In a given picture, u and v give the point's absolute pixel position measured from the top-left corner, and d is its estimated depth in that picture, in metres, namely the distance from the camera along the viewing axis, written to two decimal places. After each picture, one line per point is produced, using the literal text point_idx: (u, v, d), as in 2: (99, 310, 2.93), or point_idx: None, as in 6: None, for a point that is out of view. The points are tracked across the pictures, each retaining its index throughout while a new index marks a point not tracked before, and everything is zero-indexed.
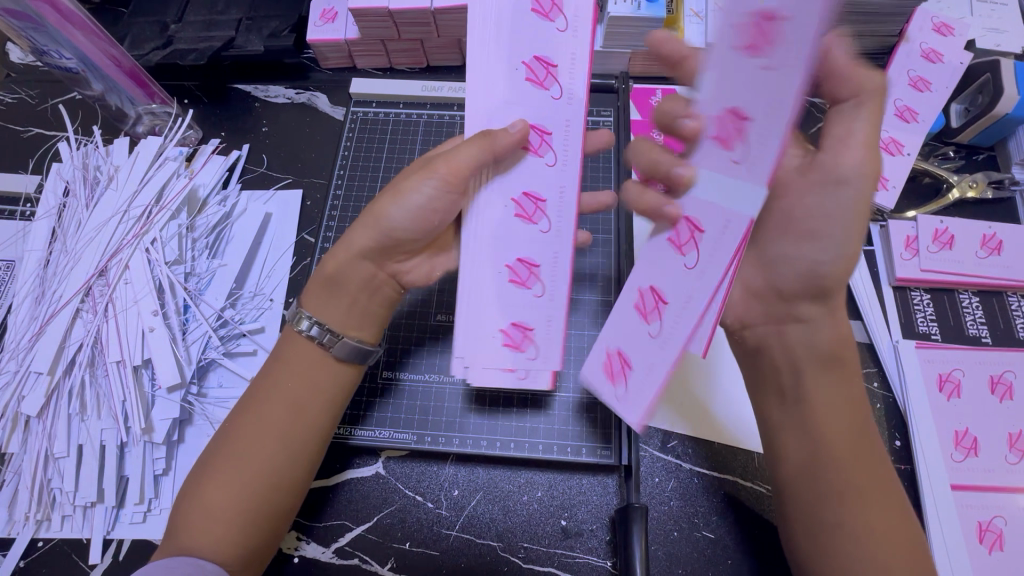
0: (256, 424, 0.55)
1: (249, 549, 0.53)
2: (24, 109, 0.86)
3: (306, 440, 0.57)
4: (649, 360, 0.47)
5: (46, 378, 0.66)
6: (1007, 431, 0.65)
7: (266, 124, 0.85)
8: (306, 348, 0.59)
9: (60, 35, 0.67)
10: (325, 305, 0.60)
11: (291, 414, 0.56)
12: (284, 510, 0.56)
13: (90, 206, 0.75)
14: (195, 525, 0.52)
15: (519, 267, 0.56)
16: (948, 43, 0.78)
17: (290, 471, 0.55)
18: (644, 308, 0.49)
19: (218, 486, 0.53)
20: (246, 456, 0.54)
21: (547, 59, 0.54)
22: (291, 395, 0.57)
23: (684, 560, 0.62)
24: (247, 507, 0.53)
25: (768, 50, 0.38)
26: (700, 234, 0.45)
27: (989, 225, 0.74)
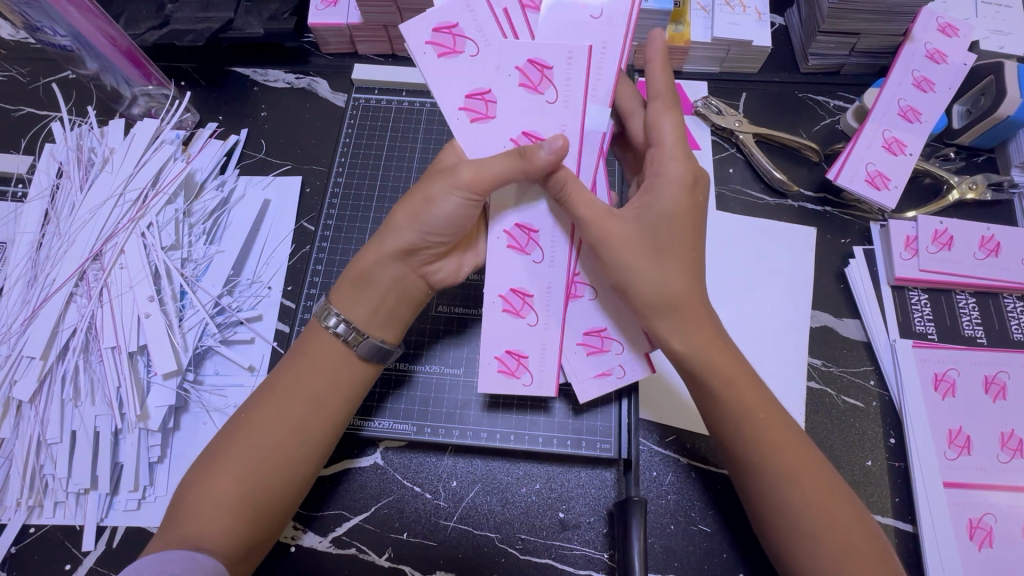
0: (270, 415, 0.55)
1: (247, 541, 0.52)
2: (15, 88, 0.84)
3: (321, 435, 0.56)
4: (540, 344, 0.60)
5: (39, 362, 0.65)
6: (1000, 431, 0.66)
7: (266, 109, 0.84)
8: (327, 342, 0.58)
9: (54, 11, 0.65)
10: (353, 303, 0.59)
11: (308, 407, 0.56)
12: (292, 502, 0.56)
13: (84, 188, 0.73)
14: (200, 515, 0.51)
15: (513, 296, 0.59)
16: (953, 44, 0.78)
17: (301, 466, 0.55)
18: (513, 308, 0.59)
19: (225, 477, 0.52)
20: (258, 448, 0.53)
21: (478, 90, 0.55)
22: (309, 387, 0.56)
23: (680, 553, 0.62)
24: (256, 499, 0.52)
25: (547, 90, 0.55)
26: (535, 231, 0.59)
27: (988, 226, 0.74)
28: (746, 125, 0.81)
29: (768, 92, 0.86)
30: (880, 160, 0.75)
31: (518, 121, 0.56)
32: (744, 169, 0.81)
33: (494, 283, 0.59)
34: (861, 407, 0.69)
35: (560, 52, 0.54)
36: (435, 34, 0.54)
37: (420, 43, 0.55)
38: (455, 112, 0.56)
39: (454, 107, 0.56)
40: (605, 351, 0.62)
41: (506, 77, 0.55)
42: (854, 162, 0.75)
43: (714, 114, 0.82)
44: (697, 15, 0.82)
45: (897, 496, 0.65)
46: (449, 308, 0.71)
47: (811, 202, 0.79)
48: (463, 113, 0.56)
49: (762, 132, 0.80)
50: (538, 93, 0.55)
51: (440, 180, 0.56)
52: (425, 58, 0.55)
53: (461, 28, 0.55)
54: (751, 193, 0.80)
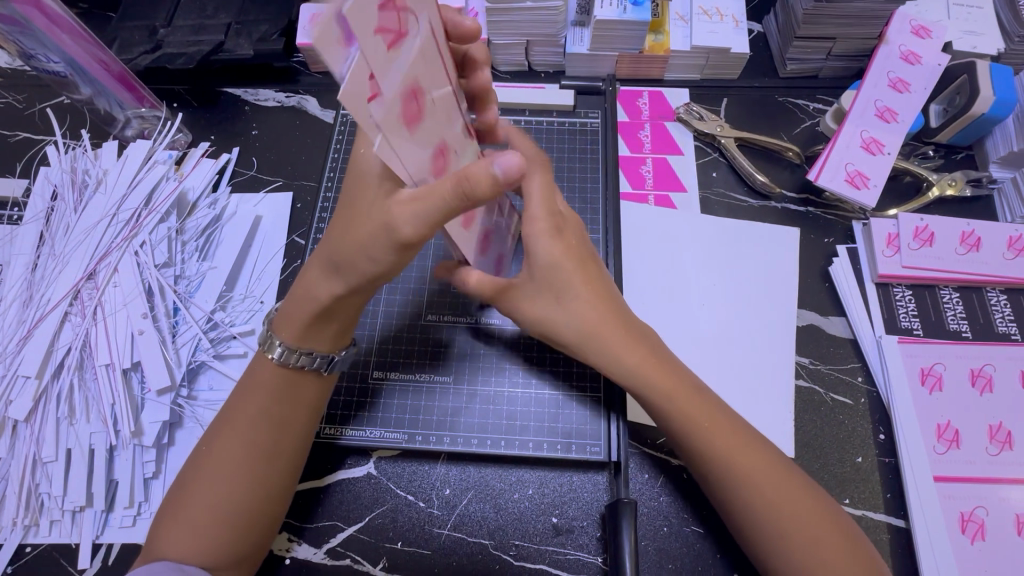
0: (237, 444, 0.54)
1: (237, 555, 0.53)
2: (11, 114, 0.86)
3: (292, 451, 0.57)
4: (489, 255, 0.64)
5: (34, 382, 0.66)
6: (988, 423, 0.66)
7: (257, 127, 0.86)
8: (274, 372, 0.57)
9: (48, 38, 0.67)
10: (311, 335, 0.57)
11: (275, 431, 0.56)
12: (278, 515, 0.57)
13: (78, 209, 0.74)
14: (184, 538, 0.52)
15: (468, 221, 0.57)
16: (926, 45, 0.80)
17: (278, 480, 0.56)
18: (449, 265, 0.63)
19: (201, 503, 0.53)
20: (229, 475, 0.54)
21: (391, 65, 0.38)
22: (270, 411, 0.56)
23: (673, 556, 0.62)
24: (241, 519, 0.53)
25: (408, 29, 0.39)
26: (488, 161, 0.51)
27: (968, 222, 0.75)
28: (728, 130, 0.83)
29: (748, 97, 0.88)
30: (859, 160, 0.77)
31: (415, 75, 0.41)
32: (727, 173, 0.83)
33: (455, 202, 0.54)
34: (850, 403, 0.70)
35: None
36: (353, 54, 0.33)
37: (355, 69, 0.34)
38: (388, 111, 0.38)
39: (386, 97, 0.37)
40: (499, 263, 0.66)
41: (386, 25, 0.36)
42: (833, 163, 0.76)
43: (695, 120, 0.84)
44: (676, 25, 0.85)
45: (889, 492, 0.65)
46: (438, 316, 0.72)
47: (794, 203, 0.81)
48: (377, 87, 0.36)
49: (743, 136, 0.82)
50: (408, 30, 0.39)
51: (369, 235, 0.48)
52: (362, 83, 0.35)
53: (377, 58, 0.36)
54: (735, 196, 0.81)
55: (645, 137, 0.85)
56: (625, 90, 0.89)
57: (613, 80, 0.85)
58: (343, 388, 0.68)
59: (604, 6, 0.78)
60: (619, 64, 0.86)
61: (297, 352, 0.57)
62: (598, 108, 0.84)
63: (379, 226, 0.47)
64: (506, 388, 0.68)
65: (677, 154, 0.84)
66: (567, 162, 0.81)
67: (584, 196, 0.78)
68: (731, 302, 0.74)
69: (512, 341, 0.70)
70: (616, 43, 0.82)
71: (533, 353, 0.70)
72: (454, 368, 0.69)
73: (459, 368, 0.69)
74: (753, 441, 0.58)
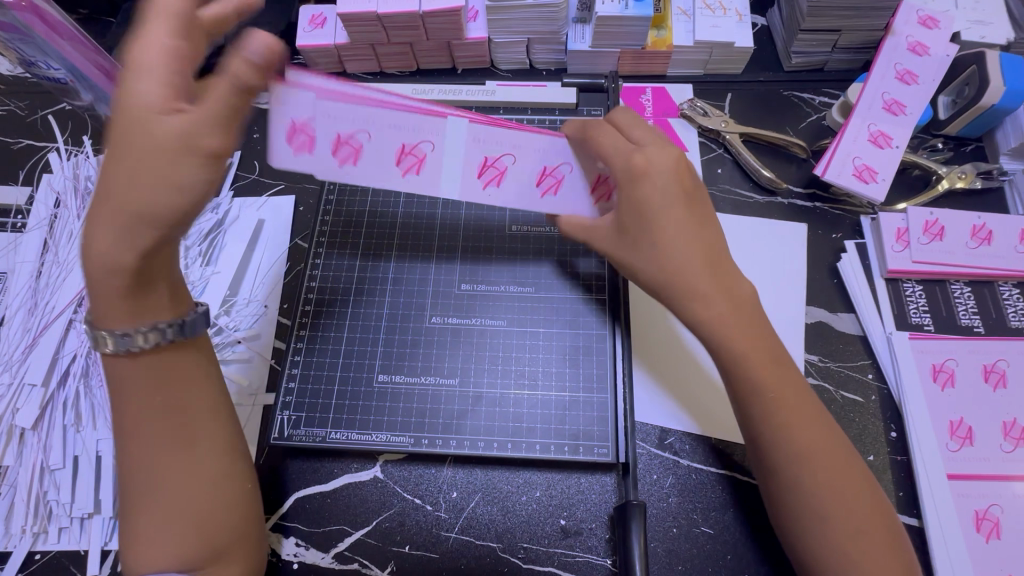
0: (140, 444, 0.50)
1: (216, 546, 0.51)
2: (14, 122, 0.86)
3: (205, 427, 0.53)
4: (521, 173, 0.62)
5: (41, 389, 0.66)
6: (1002, 420, 0.65)
7: (258, 131, 0.86)
8: (126, 358, 0.51)
9: (49, 45, 0.67)
10: (140, 310, 0.50)
11: (168, 415, 0.51)
12: (235, 496, 0.54)
13: (82, 216, 0.74)
14: (144, 551, 0.49)
15: (544, 177, 0.62)
16: (934, 36, 0.79)
17: (218, 462, 0.53)
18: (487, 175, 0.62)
19: (148, 514, 0.50)
20: (151, 476, 0.50)
21: (411, 146, 0.60)
22: (167, 398, 0.52)
23: (684, 557, 0.62)
24: (190, 512, 0.50)
25: (420, 144, 0.60)
26: (410, 145, 0.60)
27: (979, 215, 0.74)
28: (733, 125, 0.82)
29: (753, 91, 0.87)
30: (867, 153, 0.75)
31: (404, 135, 0.59)
32: (732, 169, 0.82)
33: (389, 147, 0.59)
34: (860, 401, 0.69)
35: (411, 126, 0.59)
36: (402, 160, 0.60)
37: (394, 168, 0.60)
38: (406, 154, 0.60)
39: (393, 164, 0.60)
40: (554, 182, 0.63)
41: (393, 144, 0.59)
42: (841, 157, 0.75)
43: (700, 115, 0.83)
44: (678, 20, 0.84)
45: (901, 490, 0.64)
46: (442, 318, 0.71)
47: (800, 198, 0.80)
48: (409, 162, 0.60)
49: (749, 132, 0.81)
50: (416, 145, 0.60)
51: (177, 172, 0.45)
52: (402, 181, 0.60)
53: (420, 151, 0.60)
54: (741, 192, 0.81)
55: None
56: (628, 87, 0.88)
57: (615, 77, 0.84)
58: (349, 391, 0.68)
59: (605, 2, 0.77)
60: (621, 61, 0.86)
61: (138, 331, 0.49)
62: (601, 105, 0.83)
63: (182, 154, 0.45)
64: (511, 388, 0.68)
65: (682, 151, 0.83)
66: None
67: None
68: None
69: (516, 342, 0.70)
70: (617, 39, 0.81)
71: (538, 353, 0.69)
72: (459, 369, 0.69)
73: (464, 369, 0.69)
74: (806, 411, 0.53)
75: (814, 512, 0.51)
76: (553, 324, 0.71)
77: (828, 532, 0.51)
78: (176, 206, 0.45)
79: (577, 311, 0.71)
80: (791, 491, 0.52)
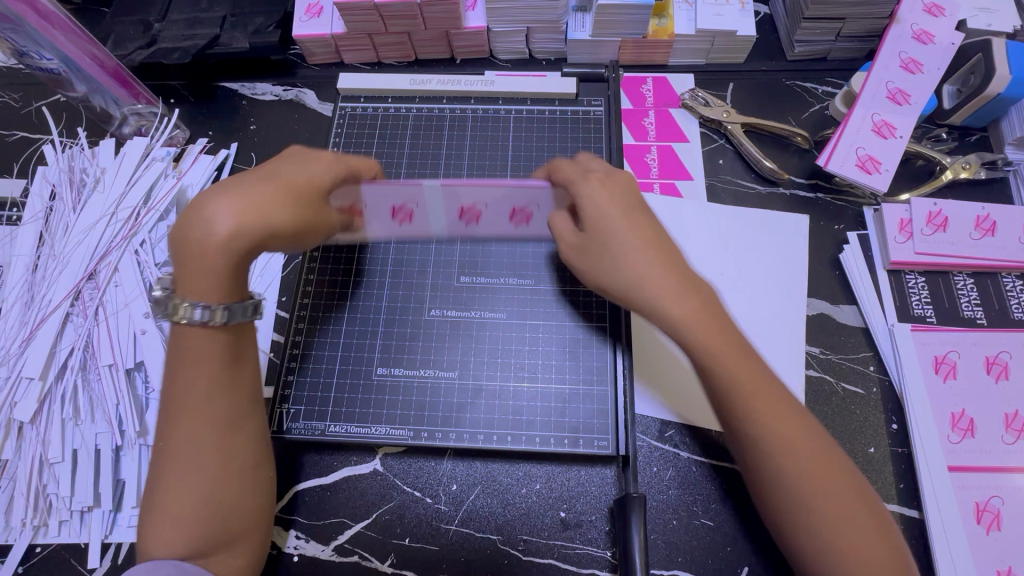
0: (197, 422, 0.52)
1: (228, 536, 0.53)
2: (8, 113, 0.85)
3: (253, 418, 0.56)
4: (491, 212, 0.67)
5: (38, 383, 0.66)
6: (1004, 412, 0.65)
7: (254, 122, 0.85)
8: (206, 336, 0.53)
9: (40, 35, 0.66)
10: (197, 283, 0.52)
11: (229, 400, 0.54)
12: (258, 488, 0.56)
13: (77, 209, 0.74)
14: (166, 530, 0.50)
15: (516, 214, 0.67)
16: (939, 24, 0.77)
17: (253, 446, 0.56)
18: (466, 212, 0.66)
19: (176, 494, 0.51)
20: (193, 454, 0.52)
21: (404, 209, 0.65)
22: (218, 383, 0.53)
23: (684, 549, 0.62)
24: (220, 493, 0.52)
25: (410, 207, 0.65)
26: (405, 208, 0.65)
27: (983, 205, 0.73)
28: (735, 115, 0.81)
29: (755, 81, 0.86)
30: (870, 144, 0.75)
31: (399, 195, 0.63)
32: (734, 160, 0.81)
33: (383, 202, 0.64)
34: (862, 393, 0.68)
35: (410, 193, 0.63)
36: (394, 210, 0.65)
37: (389, 229, 0.68)
38: (398, 214, 0.66)
39: (388, 219, 0.66)
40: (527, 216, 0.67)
41: (394, 209, 0.65)
42: (843, 148, 0.75)
43: (701, 105, 0.82)
44: (680, 8, 0.83)
45: (902, 482, 0.64)
46: (441, 311, 0.71)
47: (803, 188, 0.79)
48: (396, 216, 0.66)
49: (750, 121, 0.80)
50: (415, 210, 0.66)
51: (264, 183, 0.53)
52: (396, 232, 0.68)
53: (415, 215, 0.66)
54: (742, 183, 0.80)
55: (650, 125, 0.84)
56: (629, 77, 0.87)
57: (616, 67, 0.83)
58: (348, 385, 0.68)
59: None
60: (622, 50, 0.84)
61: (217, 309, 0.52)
62: (601, 95, 0.82)
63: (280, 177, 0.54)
64: (511, 382, 0.68)
65: (683, 142, 0.82)
66: (571, 152, 0.79)
67: None
68: (739, 291, 0.73)
69: (515, 335, 0.69)
70: (618, 28, 0.80)
71: (538, 346, 0.69)
72: (458, 363, 0.68)
73: (463, 363, 0.68)
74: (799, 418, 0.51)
75: (802, 525, 0.50)
76: (553, 316, 0.70)
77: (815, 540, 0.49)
78: (262, 202, 0.52)
79: (578, 304, 0.71)
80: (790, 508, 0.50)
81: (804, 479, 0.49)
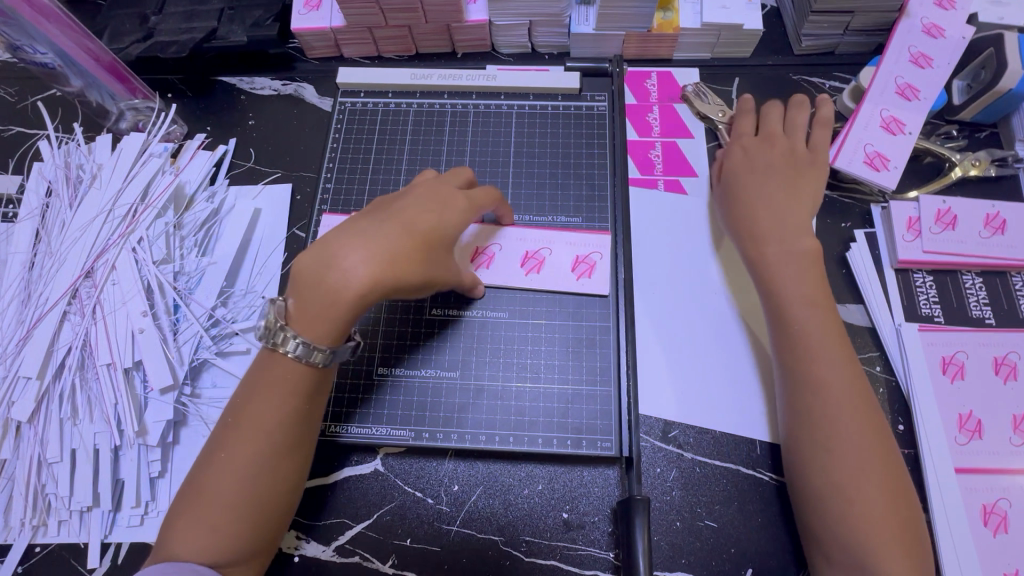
0: (258, 441, 0.52)
1: (256, 549, 0.52)
2: (3, 108, 0.84)
3: (309, 443, 0.56)
4: (510, 257, 0.70)
5: (36, 382, 0.65)
6: (1012, 413, 0.64)
7: (253, 117, 0.84)
8: (291, 368, 0.52)
9: (34, 28, 0.65)
10: (310, 325, 0.51)
11: (294, 426, 0.53)
12: (293, 506, 0.56)
13: (73, 206, 0.73)
14: (200, 534, 0.50)
15: (526, 259, 0.70)
16: (949, 17, 0.76)
17: (301, 471, 0.55)
18: (475, 256, 0.70)
19: (220, 504, 0.51)
20: (247, 471, 0.51)
21: None
22: (288, 409, 0.52)
23: (687, 550, 0.61)
24: (262, 510, 0.52)
25: None
26: None
27: (993, 203, 0.72)
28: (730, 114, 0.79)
29: (761, 76, 0.84)
30: (878, 141, 0.73)
31: None
32: None
33: None
34: None
35: None
36: None
37: None
38: None
39: None
40: (581, 265, 0.70)
41: None
42: (851, 145, 0.73)
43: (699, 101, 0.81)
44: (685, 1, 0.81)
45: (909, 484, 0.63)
46: (443, 310, 0.70)
47: None
48: None
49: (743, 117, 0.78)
50: None
51: (393, 227, 0.52)
52: None
53: None
54: None
55: (654, 120, 0.82)
56: (633, 72, 0.85)
57: (620, 61, 0.82)
58: (348, 385, 0.67)
59: None
60: (626, 44, 0.83)
61: (315, 351, 0.51)
62: (604, 90, 0.81)
63: (410, 223, 0.53)
64: (514, 383, 0.67)
65: (688, 138, 0.81)
66: (574, 148, 0.78)
67: (591, 182, 0.76)
68: (744, 289, 0.72)
69: (518, 335, 0.69)
70: (622, 22, 0.79)
71: (540, 346, 0.68)
72: (460, 363, 0.68)
73: (465, 363, 0.68)
74: (849, 375, 0.58)
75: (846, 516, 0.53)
76: (555, 315, 0.69)
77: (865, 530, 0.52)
78: (397, 252, 0.51)
79: (581, 303, 0.70)
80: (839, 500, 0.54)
81: (862, 460, 0.54)
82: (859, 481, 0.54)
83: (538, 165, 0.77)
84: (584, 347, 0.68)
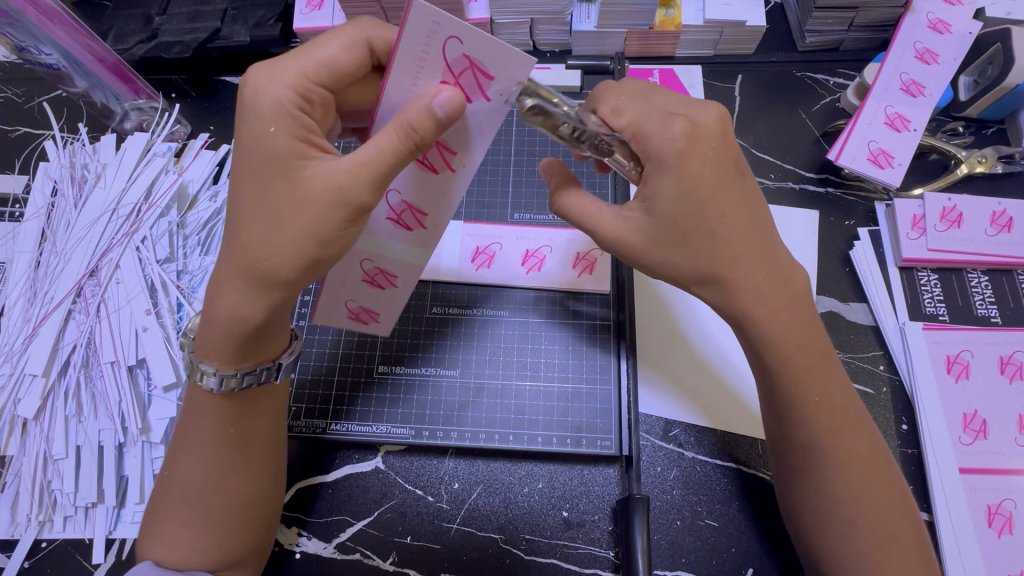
0: (201, 463, 0.52)
1: (233, 558, 0.53)
2: (11, 109, 0.85)
3: (262, 456, 0.55)
4: (509, 255, 0.71)
5: (41, 380, 0.66)
6: (1017, 413, 0.64)
7: None
8: (216, 400, 0.52)
9: (39, 30, 0.66)
10: (213, 349, 0.50)
11: (235, 444, 0.53)
12: (266, 517, 0.56)
13: (79, 205, 0.73)
14: (167, 545, 0.52)
15: (527, 258, 0.71)
16: (956, 13, 0.75)
17: (259, 485, 0.55)
18: (476, 258, 0.71)
19: (179, 523, 0.52)
20: (196, 492, 0.52)
21: None
22: (226, 431, 0.52)
23: (687, 550, 0.61)
24: (222, 527, 0.52)
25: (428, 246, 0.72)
26: None
27: (999, 201, 0.71)
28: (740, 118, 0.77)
29: (764, 73, 0.84)
30: (883, 137, 0.73)
31: None
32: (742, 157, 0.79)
33: None
34: (871, 393, 0.67)
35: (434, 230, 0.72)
36: None
37: None
38: None
39: None
40: (583, 262, 0.70)
41: None
42: (855, 141, 0.73)
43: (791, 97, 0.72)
44: None
45: (912, 484, 0.63)
46: (442, 309, 0.70)
47: (812, 182, 0.77)
48: None
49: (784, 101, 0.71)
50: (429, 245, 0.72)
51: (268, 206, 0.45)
52: None
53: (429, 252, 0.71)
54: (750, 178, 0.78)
55: None
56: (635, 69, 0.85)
57: (621, 58, 0.83)
58: (349, 383, 0.67)
59: None
60: (628, 42, 0.83)
61: (236, 376, 0.51)
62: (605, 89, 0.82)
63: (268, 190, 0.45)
64: (513, 383, 0.67)
65: None
66: None
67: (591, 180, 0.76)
68: None
69: (518, 334, 0.69)
70: (623, 20, 0.78)
71: (540, 345, 0.68)
72: (460, 361, 0.68)
73: (465, 362, 0.68)
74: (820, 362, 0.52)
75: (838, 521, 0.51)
76: (556, 312, 0.69)
77: (834, 524, 0.51)
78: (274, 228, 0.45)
79: (581, 301, 0.70)
80: (827, 502, 0.51)
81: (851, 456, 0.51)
82: (851, 479, 0.50)
83: (539, 163, 0.77)
84: (585, 345, 0.68)
